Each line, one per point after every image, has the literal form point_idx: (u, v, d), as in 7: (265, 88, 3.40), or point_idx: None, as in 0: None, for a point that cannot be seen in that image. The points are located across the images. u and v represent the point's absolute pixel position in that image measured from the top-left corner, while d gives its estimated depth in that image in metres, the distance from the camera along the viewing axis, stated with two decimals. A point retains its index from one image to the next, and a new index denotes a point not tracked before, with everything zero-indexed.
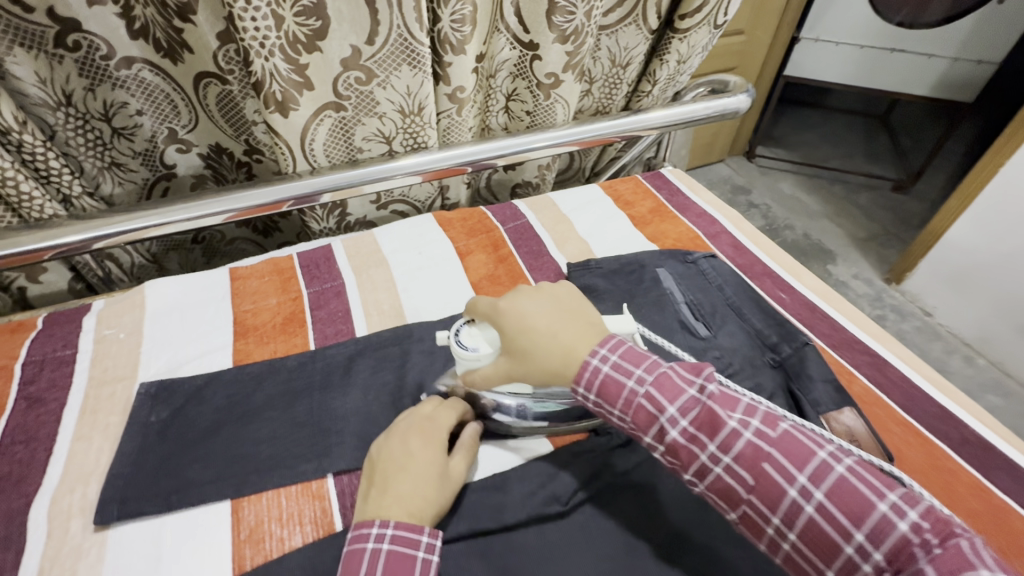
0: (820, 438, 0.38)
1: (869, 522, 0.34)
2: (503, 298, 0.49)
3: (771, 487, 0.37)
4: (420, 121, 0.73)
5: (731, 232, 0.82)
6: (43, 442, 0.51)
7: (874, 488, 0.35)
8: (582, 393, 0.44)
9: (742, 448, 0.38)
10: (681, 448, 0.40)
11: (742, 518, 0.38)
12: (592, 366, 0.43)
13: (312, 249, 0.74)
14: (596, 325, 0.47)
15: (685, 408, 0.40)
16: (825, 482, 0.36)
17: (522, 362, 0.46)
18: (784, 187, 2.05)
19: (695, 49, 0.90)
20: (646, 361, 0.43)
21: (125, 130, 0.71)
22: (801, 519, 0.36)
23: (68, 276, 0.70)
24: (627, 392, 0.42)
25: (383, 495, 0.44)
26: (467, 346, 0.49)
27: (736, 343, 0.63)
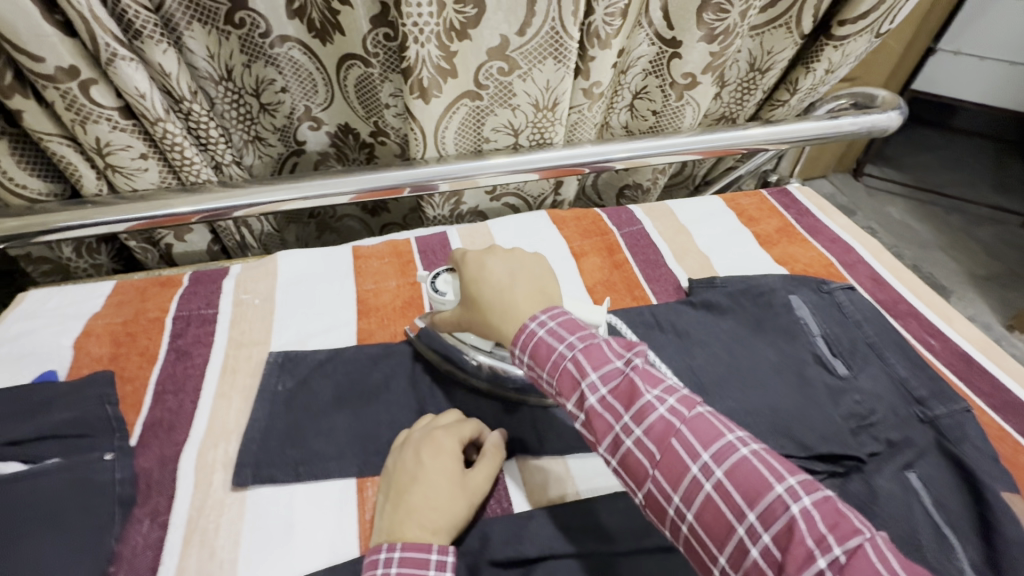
0: (735, 424, 0.36)
1: (762, 503, 0.32)
2: (475, 251, 0.51)
3: (676, 465, 0.35)
4: (551, 117, 0.72)
5: (870, 263, 0.75)
6: (190, 394, 0.55)
7: (775, 472, 0.33)
8: (518, 355, 0.43)
9: (654, 422, 0.36)
10: (597, 417, 0.38)
11: (645, 498, 0.36)
12: (529, 331, 0.43)
13: (429, 236, 0.75)
14: (550, 294, 0.47)
15: (607, 376, 0.39)
16: (727, 462, 0.33)
17: (475, 311, 0.49)
18: (894, 211, 1.87)
19: (848, 58, 0.82)
20: (581, 332, 0.42)
21: (270, 105, 0.74)
22: (700, 497, 0.34)
23: (208, 237, 0.75)
24: (556, 356, 0.41)
25: (397, 509, 0.43)
26: (439, 290, 0.55)
27: (879, 389, 0.57)
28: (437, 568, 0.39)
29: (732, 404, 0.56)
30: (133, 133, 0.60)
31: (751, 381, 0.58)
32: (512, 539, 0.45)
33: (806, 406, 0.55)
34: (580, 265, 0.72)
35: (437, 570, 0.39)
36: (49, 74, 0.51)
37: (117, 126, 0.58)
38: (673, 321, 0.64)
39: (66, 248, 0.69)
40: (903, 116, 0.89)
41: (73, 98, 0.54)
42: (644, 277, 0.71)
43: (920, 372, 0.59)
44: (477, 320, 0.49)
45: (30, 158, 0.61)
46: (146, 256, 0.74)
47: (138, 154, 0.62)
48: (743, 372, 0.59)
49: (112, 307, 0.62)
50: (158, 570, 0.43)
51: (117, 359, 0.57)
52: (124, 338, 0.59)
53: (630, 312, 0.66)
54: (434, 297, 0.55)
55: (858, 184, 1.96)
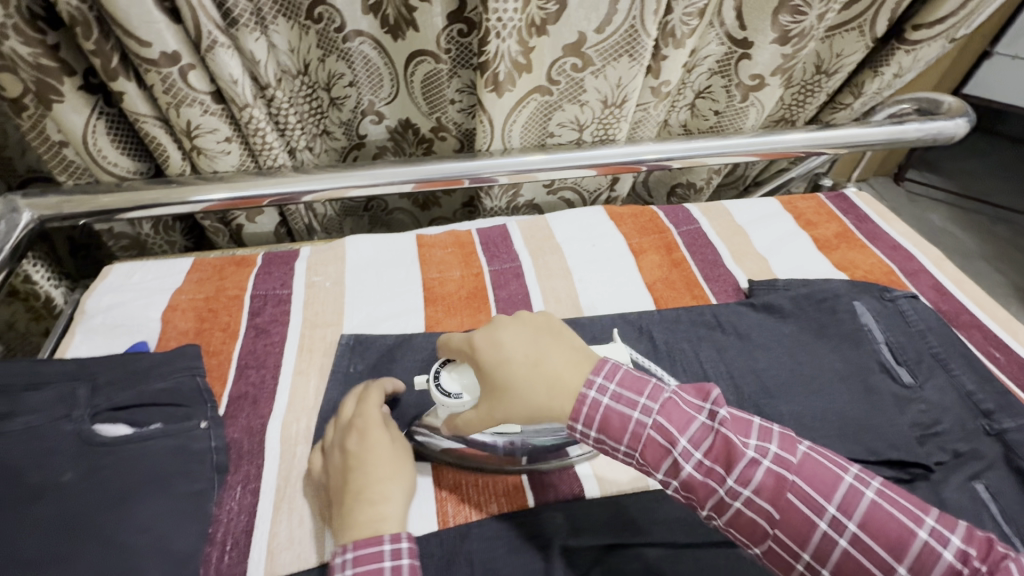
0: (841, 459, 0.39)
1: (911, 552, 0.34)
2: (479, 331, 0.46)
3: (798, 520, 0.36)
4: (618, 113, 0.72)
5: (932, 272, 0.74)
6: (271, 370, 0.58)
7: (910, 515, 0.36)
8: (582, 431, 0.41)
9: (764, 479, 0.37)
10: (698, 483, 0.38)
11: (766, 552, 0.38)
12: (590, 400, 0.40)
13: (490, 228, 0.76)
14: (582, 351, 0.44)
15: (697, 439, 0.39)
16: (857, 512, 0.36)
17: (505, 396, 0.43)
18: (936, 217, 1.83)
19: (919, 63, 0.81)
20: (647, 387, 0.41)
21: (338, 100, 0.76)
22: (836, 551, 0.36)
23: (277, 220, 0.78)
24: (632, 424, 0.40)
25: (351, 506, 0.42)
26: (449, 391, 0.47)
27: (944, 400, 0.57)
28: (393, 560, 0.38)
29: (794, 407, 0.56)
30: (221, 117, 0.62)
31: (814, 385, 0.58)
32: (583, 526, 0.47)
33: (870, 413, 0.56)
34: (639, 262, 0.73)
35: (393, 562, 0.38)
36: (154, 58, 0.53)
37: (208, 111, 0.60)
38: (734, 323, 0.65)
39: (146, 225, 0.73)
40: (971, 123, 0.87)
41: (172, 82, 0.56)
42: (703, 276, 0.72)
43: (985, 384, 0.59)
44: (507, 407, 0.43)
45: (124, 138, 0.64)
46: (218, 236, 0.77)
47: (224, 138, 0.64)
48: (806, 376, 0.59)
49: (193, 283, 0.65)
50: (252, 535, 0.46)
51: (201, 333, 0.60)
52: (207, 314, 0.62)
53: (690, 311, 0.66)
54: (446, 402, 0.47)
55: (899, 189, 1.91)
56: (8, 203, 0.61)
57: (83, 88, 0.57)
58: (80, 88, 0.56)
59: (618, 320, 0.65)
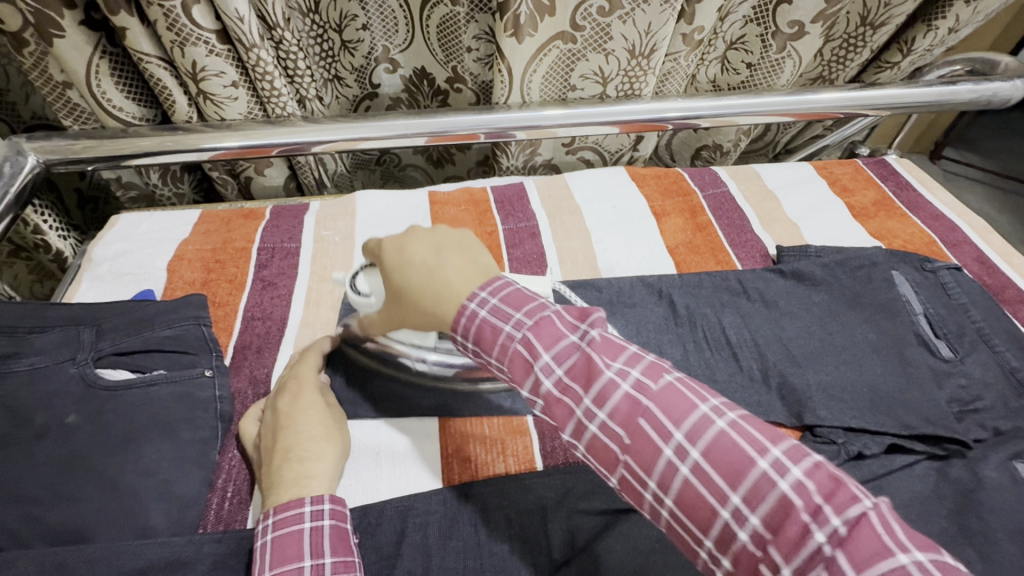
0: (706, 389, 0.33)
1: (744, 481, 0.29)
2: (392, 238, 0.44)
3: (646, 448, 0.32)
4: (645, 65, 0.68)
5: (977, 244, 0.70)
6: (277, 324, 0.56)
7: (755, 444, 0.29)
8: (459, 340, 0.39)
9: (618, 402, 0.33)
10: (556, 402, 0.35)
11: (620, 483, 0.33)
12: (469, 312, 0.38)
13: (506, 187, 0.73)
14: (483, 263, 0.41)
15: (561, 355, 0.35)
16: (701, 439, 0.30)
17: (403, 303, 0.42)
18: (972, 198, 1.74)
19: (978, 16, 0.74)
20: (528, 305, 0.37)
21: (350, 44, 0.72)
22: (676, 482, 0.30)
23: (286, 173, 0.75)
24: (503, 338, 0.37)
25: (273, 466, 0.42)
26: (360, 291, 0.49)
27: (986, 376, 0.53)
28: (313, 520, 0.37)
29: (822, 377, 0.53)
30: (227, 58, 0.59)
31: (845, 356, 0.55)
32: (596, 490, 0.45)
33: (904, 386, 0.52)
34: (661, 225, 0.70)
35: (313, 522, 0.37)
36: None
37: (213, 51, 0.58)
38: (762, 290, 0.61)
39: (153, 174, 0.71)
40: None
41: (175, 17, 0.53)
42: (728, 241, 0.68)
43: None
44: (405, 313, 0.42)
45: (127, 80, 0.61)
46: (226, 188, 0.75)
47: (230, 82, 0.61)
48: (835, 346, 0.56)
49: (201, 234, 0.63)
50: (254, 483, 0.46)
51: (208, 284, 0.58)
52: (213, 265, 0.60)
53: (714, 276, 0.63)
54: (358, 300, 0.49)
55: (934, 167, 1.81)
56: (13, 145, 0.60)
57: (83, 23, 0.54)
58: (81, 23, 0.54)
59: (637, 285, 0.62)
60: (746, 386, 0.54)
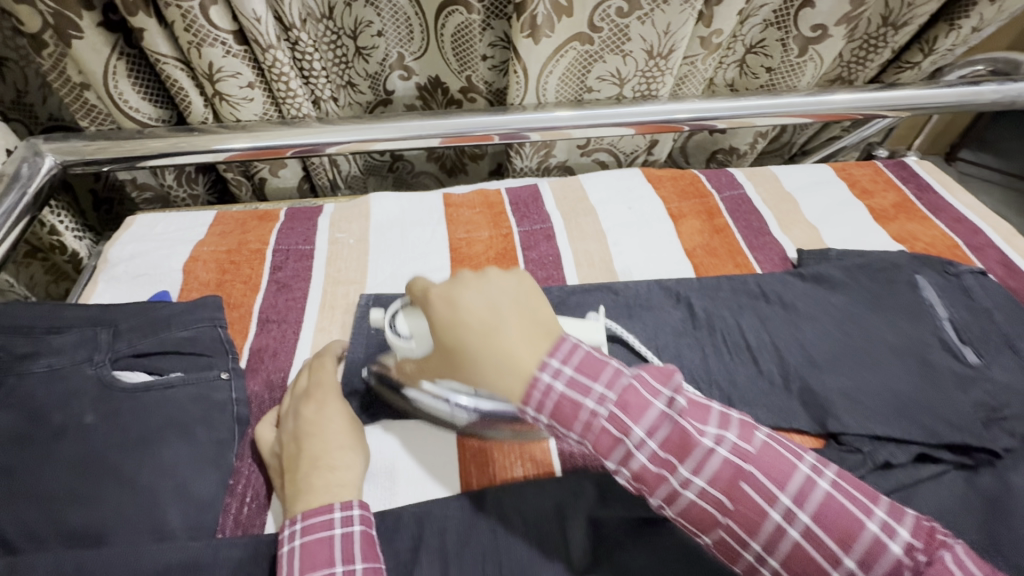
0: (763, 429, 0.38)
1: (859, 544, 0.33)
2: (438, 285, 0.43)
3: (750, 513, 0.35)
4: (664, 66, 0.67)
5: (1001, 247, 0.68)
6: (292, 326, 0.56)
7: (862, 507, 0.34)
8: (532, 415, 0.38)
9: (718, 468, 0.35)
10: (648, 474, 0.36)
11: (715, 543, 0.36)
12: (543, 385, 0.37)
13: (520, 188, 0.72)
14: (546, 326, 0.41)
15: (654, 428, 0.36)
16: (809, 504, 0.34)
17: (451, 360, 0.41)
18: (989, 200, 1.71)
19: (1002, 16, 0.73)
20: (606, 373, 0.37)
21: (365, 50, 0.72)
22: (784, 543, 0.34)
23: (300, 174, 0.75)
24: (586, 415, 0.37)
25: (300, 475, 0.42)
26: (400, 332, 0.48)
27: (1016, 382, 0.52)
28: (343, 526, 0.38)
29: (846, 382, 0.52)
30: (244, 60, 0.59)
31: (869, 361, 0.54)
32: (617, 496, 0.44)
33: (931, 392, 0.51)
34: (677, 227, 0.69)
35: (343, 528, 0.38)
36: None
37: (230, 52, 0.57)
38: (782, 293, 0.60)
39: (168, 175, 0.71)
40: None
41: (193, 18, 0.53)
42: (747, 244, 0.67)
43: None
44: (456, 371, 0.41)
45: (144, 80, 0.62)
46: (240, 190, 0.75)
47: (246, 83, 0.61)
48: (859, 350, 0.55)
49: (216, 236, 0.63)
50: (270, 487, 0.45)
51: (222, 286, 0.58)
52: (228, 266, 0.60)
53: (733, 279, 0.62)
54: (396, 342, 0.48)
55: (949, 168, 1.79)
56: (32, 146, 0.60)
57: (102, 24, 0.54)
58: (100, 24, 0.54)
59: (654, 288, 0.61)
60: (768, 391, 0.53)
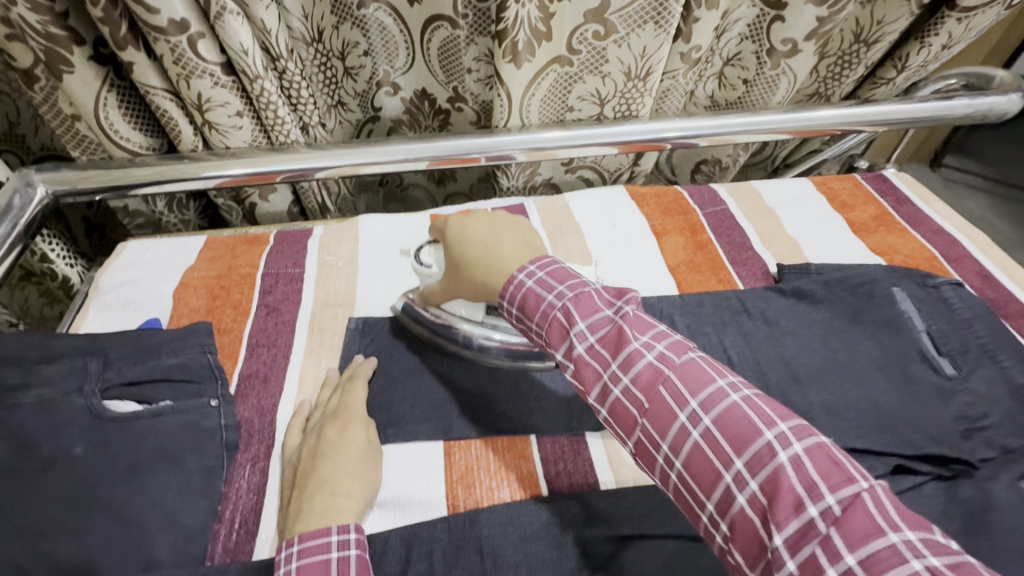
0: (726, 368, 0.37)
1: (749, 449, 0.32)
2: (455, 220, 0.53)
3: (664, 410, 0.36)
4: (642, 87, 0.68)
5: (978, 259, 0.70)
6: (282, 350, 0.57)
7: (764, 418, 0.33)
8: (506, 306, 0.46)
9: (642, 369, 0.37)
10: (585, 366, 0.40)
11: (636, 445, 0.37)
12: (518, 282, 0.45)
13: (507, 208, 0.74)
14: (534, 249, 0.50)
15: (595, 325, 0.41)
16: (714, 408, 0.34)
17: (459, 273, 0.51)
18: (973, 207, 1.74)
19: (971, 33, 0.75)
20: (570, 280, 0.44)
21: (353, 70, 0.73)
22: (687, 444, 0.34)
23: (290, 199, 0.76)
24: (545, 305, 0.43)
25: (306, 493, 0.42)
26: (423, 261, 0.56)
27: (993, 393, 0.53)
28: (340, 550, 0.38)
29: (827, 396, 0.53)
30: (232, 90, 0.61)
31: (849, 374, 0.55)
32: (602, 516, 0.45)
33: (910, 405, 0.52)
34: (661, 244, 0.70)
35: (339, 552, 0.38)
36: (161, 26, 0.52)
37: (219, 82, 0.59)
38: (763, 308, 0.61)
39: (159, 202, 0.72)
40: None
41: (181, 52, 0.55)
42: (729, 259, 0.69)
43: None
44: (462, 279, 0.51)
45: (134, 110, 0.63)
46: (231, 215, 0.76)
47: (235, 111, 0.63)
48: (840, 364, 0.56)
49: (207, 261, 0.64)
50: (260, 514, 0.45)
51: (213, 312, 0.59)
52: (218, 291, 0.61)
53: (715, 295, 0.63)
54: (420, 270, 0.56)
55: (935, 177, 1.82)
56: (23, 176, 0.61)
57: (92, 58, 0.56)
58: (91, 57, 0.55)
59: (638, 306, 0.62)
60: None
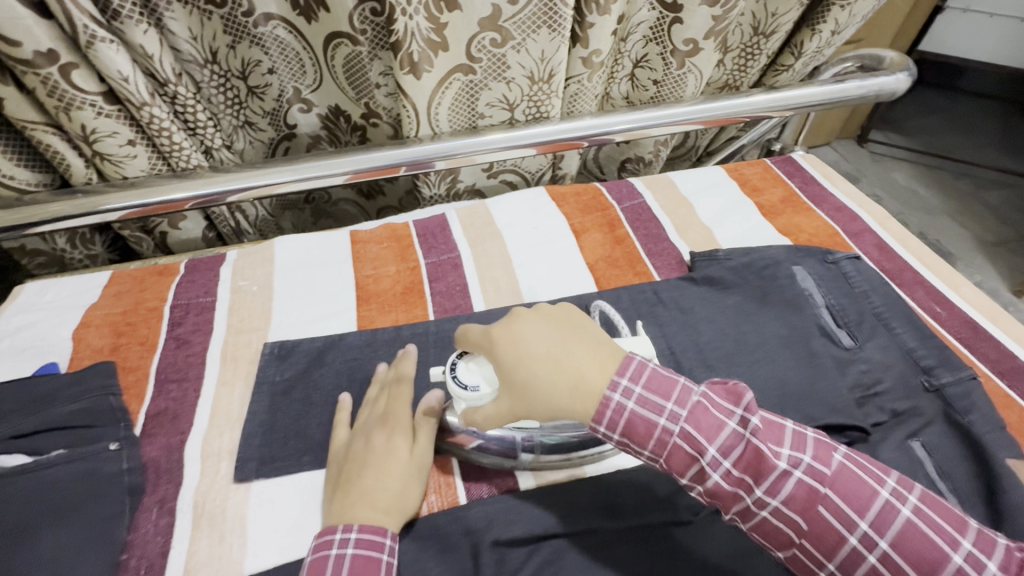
0: (879, 470, 0.37)
1: (945, 574, 0.33)
2: (497, 324, 0.44)
3: (826, 532, 0.35)
4: (547, 89, 0.69)
5: (876, 232, 0.74)
6: (193, 383, 0.55)
7: (946, 537, 0.34)
8: (605, 433, 0.40)
9: (794, 490, 0.36)
10: (722, 491, 0.37)
11: (791, 559, 0.37)
12: (614, 403, 0.39)
13: (427, 217, 0.74)
14: (606, 347, 0.42)
15: (728, 447, 0.37)
16: (889, 531, 0.35)
17: (526, 393, 0.41)
18: (899, 177, 1.83)
19: (855, 18, 0.79)
20: (675, 390, 0.39)
21: (258, 89, 0.70)
22: (863, 566, 0.35)
23: (203, 225, 0.74)
24: (659, 431, 0.39)
25: (348, 497, 0.44)
26: (466, 384, 0.45)
27: (886, 359, 0.56)
28: (389, 555, 0.41)
29: (736, 379, 0.55)
30: (119, 119, 0.59)
31: (757, 354, 0.57)
32: (516, 519, 0.45)
33: (811, 379, 0.55)
34: (580, 242, 0.71)
35: (389, 557, 0.41)
36: (27, 58, 0.49)
37: (102, 113, 0.57)
38: (676, 298, 0.63)
39: (61, 239, 0.69)
40: (913, 78, 0.86)
41: (54, 84, 0.52)
42: (645, 252, 0.71)
43: (928, 343, 0.58)
44: (529, 406, 0.41)
45: (11, 148, 0.60)
46: (141, 246, 0.74)
47: (126, 140, 0.60)
48: (748, 345, 0.58)
49: (111, 297, 0.62)
50: (168, 555, 0.44)
51: (117, 350, 0.57)
52: (123, 328, 0.59)
53: (632, 289, 0.65)
54: (465, 396, 0.45)
55: (862, 150, 1.91)
56: None
57: None
58: None
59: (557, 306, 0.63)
60: None
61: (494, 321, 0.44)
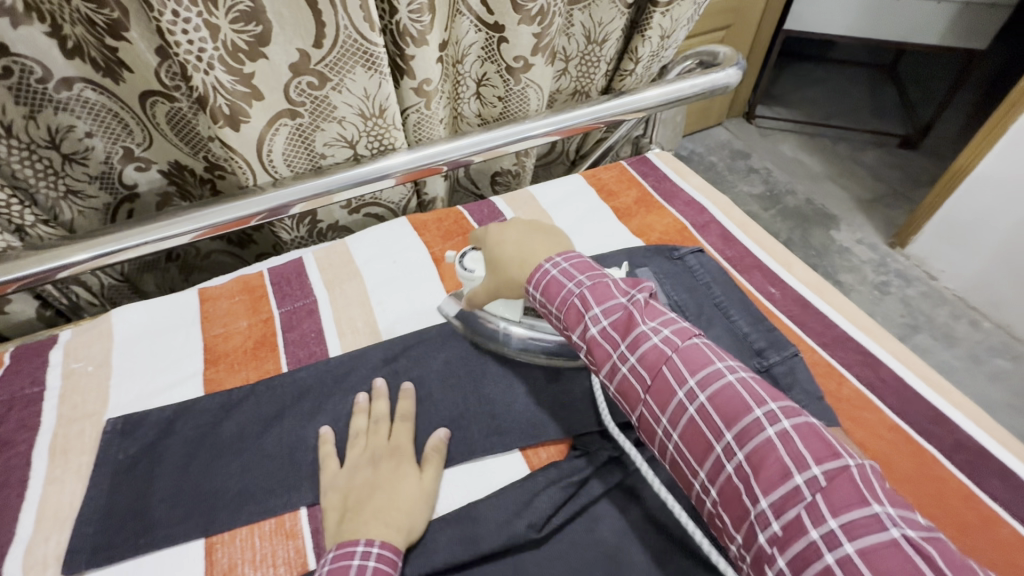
0: (773, 400, 0.37)
1: (777, 491, 0.33)
2: (491, 224, 0.59)
3: (701, 438, 0.38)
4: (382, 124, 0.70)
5: (721, 222, 0.78)
6: (14, 487, 0.51)
7: (797, 459, 0.34)
8: (553, 317, 0.48)
9: (682, 397, 0.39)
10: (628, 386, 0.42)
11: (673, 465, 0.40)
12: (561, 294, 0.47)
13: (283, 264, 0.71)
14: (561, 244, 0.55)
15: (636, 347, 0.42)
16: (748, 444, 0.35)
17: (496, 266, 0.55)
18: (785, 148, 1.95)
19: (679, 23, 0.84)
20: (609, 300, 0.45)
21: (75, 155, 0.66)
22: (721, 476, 0.36)
23: (35, 304, 0.69)
24: (588, 326, 0.45)
25: (358, 515, 0.46)
26: (467, 267, 0.60)
27: (721, 346, 0.60)
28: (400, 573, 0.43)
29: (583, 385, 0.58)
30: None
31: None
32: None
33: None
34: (441, 271, 0.72)
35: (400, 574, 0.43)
36: None
37: None
38: None
39: None
40: (744, 72, 0.91)
41: None
42: None
43: (759, 326, 0.62)
44: (499, 280, 0.56)
45: None
46: None
47: None
48: None
49: None
50: None
51: None
52: None
53: None
54: (466, 276, 0.60)
55: (750, 126, 2.02)
56: None
57: None
58: None
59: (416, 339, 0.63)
60: (521, 416, 0.57)
61: (493, 224, 0.59)
